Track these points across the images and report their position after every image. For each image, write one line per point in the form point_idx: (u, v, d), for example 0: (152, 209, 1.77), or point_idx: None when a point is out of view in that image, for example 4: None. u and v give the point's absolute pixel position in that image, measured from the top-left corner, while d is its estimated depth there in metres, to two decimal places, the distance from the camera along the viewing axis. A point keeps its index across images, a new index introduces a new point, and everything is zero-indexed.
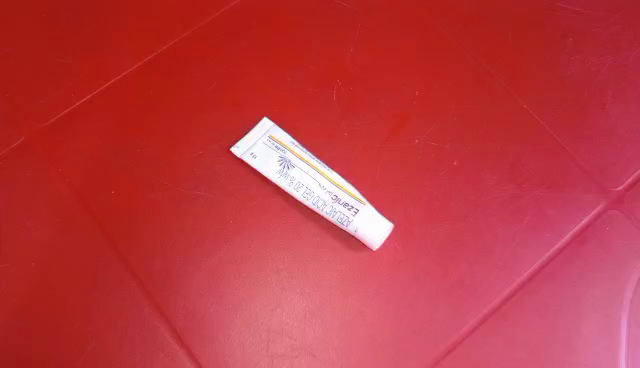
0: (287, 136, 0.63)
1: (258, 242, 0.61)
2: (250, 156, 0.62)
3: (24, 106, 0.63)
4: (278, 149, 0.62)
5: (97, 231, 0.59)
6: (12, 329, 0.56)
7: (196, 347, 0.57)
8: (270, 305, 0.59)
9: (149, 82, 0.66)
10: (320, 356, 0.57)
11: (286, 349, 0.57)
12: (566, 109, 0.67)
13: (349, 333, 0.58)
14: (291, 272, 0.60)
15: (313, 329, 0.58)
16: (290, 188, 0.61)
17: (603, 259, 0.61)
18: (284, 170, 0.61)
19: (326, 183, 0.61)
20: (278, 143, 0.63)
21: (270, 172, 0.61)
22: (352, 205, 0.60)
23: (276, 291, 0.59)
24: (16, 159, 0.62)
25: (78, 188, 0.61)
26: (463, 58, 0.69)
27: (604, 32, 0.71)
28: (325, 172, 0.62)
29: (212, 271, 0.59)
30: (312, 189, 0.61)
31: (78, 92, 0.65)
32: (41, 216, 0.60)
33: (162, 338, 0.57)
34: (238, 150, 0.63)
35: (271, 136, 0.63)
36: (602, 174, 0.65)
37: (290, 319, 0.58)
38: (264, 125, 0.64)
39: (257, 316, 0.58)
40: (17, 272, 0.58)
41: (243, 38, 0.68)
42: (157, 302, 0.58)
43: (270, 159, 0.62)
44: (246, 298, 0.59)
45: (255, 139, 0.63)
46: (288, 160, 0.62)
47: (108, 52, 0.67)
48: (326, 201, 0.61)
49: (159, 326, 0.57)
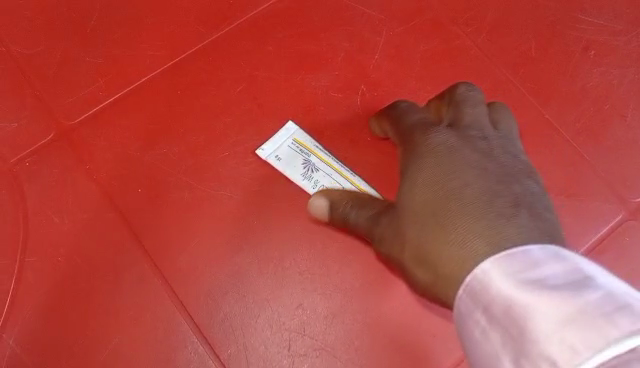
0: (309, 139, 0.82)
1: (279, 246, 0.79)
2: (275, 158, 0.82)
3: (53, 105, 0.83)
4: (303, 153, 0.82)
5: (123, 225, 0.78)
6: (43, 315, 0.74)
7: (221, 345, 0.75)
8: (294, 305, 0.77)
9: (176, 84, 0.84)
10: (338, 355, 0.75)
11: (306, 349, 0.75)
12: (591, 117, 0.85)
13: (366, 333, 0.76)
14: (311, 274, 0.78)
15: (333, 328, 0.76)
16: (314, 188, 0.80)
17: (623, 265, 0.79)
18: (308, 173, 0.81)
19: (349, 185, 0.80)
20: (300, 146, 0.82)
21: (294, 172, 0.81)
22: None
23: (298, 294, 0.77)
24: (49, 154, 0.81)
25: (103, 184, 0.80)
26: (490, 68, 0.88)
27: (626, 45, 0.89)
28: (348, 176, 0.81)
29: (237, 272, 0.77)
30: (334, 191, 0.80)
31: (104, 92, 0.84)
32: (69, 215, 0.78)
33: (187, 336, 0.75)
34: (263, 152, 0.82)
35: (295, 139, 0.82)
36: (623, 186, 0.82)
37: (311, 318, 0.76)
38: (284, 129, 0.83)
39: (280, 315, 0.76)
40: (46, 264, 0.76)
41: (268, 42, 0.87)
42: (181, 300, 0.76)
43: (294, 161, 0.81)
44: (273, 299, 0.77)
45: (280, 142, 0.82)
46: (312, 164, 0.81)
47: (140, 52, 0.86)
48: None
49: (185, 324, 0.75)
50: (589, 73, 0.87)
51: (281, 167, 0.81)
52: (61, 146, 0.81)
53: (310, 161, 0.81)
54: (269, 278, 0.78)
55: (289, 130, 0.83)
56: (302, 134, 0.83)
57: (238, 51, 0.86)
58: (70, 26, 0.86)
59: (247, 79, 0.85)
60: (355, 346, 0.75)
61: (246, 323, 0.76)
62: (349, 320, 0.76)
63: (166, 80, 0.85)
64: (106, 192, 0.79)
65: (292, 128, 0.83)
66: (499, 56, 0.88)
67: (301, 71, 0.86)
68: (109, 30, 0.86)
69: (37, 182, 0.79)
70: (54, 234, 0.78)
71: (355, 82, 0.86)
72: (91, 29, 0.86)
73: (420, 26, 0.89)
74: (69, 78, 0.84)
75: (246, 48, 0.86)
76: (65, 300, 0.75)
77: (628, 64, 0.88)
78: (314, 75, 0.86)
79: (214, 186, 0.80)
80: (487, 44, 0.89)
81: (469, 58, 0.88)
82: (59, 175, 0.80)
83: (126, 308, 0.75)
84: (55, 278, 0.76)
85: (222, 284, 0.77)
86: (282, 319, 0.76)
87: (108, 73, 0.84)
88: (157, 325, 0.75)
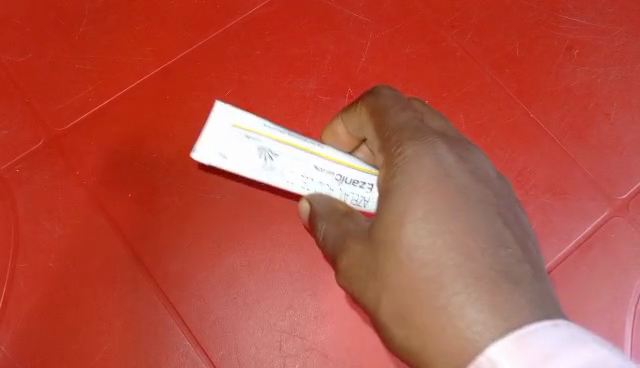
0: (251, 120, 0.69)
1: (270, 247, 0.76)
2: (221, 157, 0.68)
3: (41, 110, 0.78)
4: (251, 139, 0.68)
5: (115, 232, 0.74)
6: (30, 328, 0.70)
7: (210, 348, 0.72)
8: (284, 306, 0.74)
9: (166, 88, 0.80)
10: (329, 356, 0.73)
11: (297, 349, 0.73)
12: (575, 115, 0.85)
13: (357, 334, 0.74)
14: (300, 276, 0.75)
15: (323, 329, 0.74)
16: (283, 180, 0.69)
17: (608, 262, 0.79)
18: (268, 163, 0.69)
19: (321, 162, 0.69)
20: (246, 132, 0.68)
21: (251, 165, 0.68)
22: (366, 182, 0.69)
23: (289, 295, 0.75)
24: (35, 161, 0.76)
25: (93, 191, 0.75)
26: (476, 69, 0.86)
27: (610, 44, 0.89)
28: (314, 149, 0.70)
29: (227, 273, 0.74)
30: (308, 176, 0.69)
31: (93, 97, 0.79)
32: (58, 220, 0.74)
33: (176, 338, 0.71)
34: (205, 156, 0.67)
35: (236, 125, 0.68)
36: (606, 183, 0.82)
37: (301, 319, 0.74)
38: (216, 114, 0.68)
39: (270, 317, 0.74)
40: (33, 272, 0.72)
41: (256, 46, 0.83)
42: (171, 300, 0.72)
43: (246, 153, 0.68)
44: (264, 300, 0.74)
45: (221, 133, 0.68)
46: (269, 150, 0.69)
47: (128, 57, 0.81)
48: (328, 182, 0.69)
49: (176, 325, 0.72)
50: (572, 72, 0.87)
51: (232, 163, 0.68)
52: (53, 152, 0.76)
53: (265, 147, 0.69)
54: (264, 279, 0.75)
55: (223, 114, 0.68)
56: (242, 115, 0.69)
57: (226, 54, 0.82)
58: (50, 26, 0.81)
59: (237, 83, 0.81)
60: (346, 346, 0.74)
61: (235, 326, 0.73)
62: (339, 320, 0.74)
63: (154, 85, 0.80)
64: (98, 200, 0.75)
65: (227, 110, 0.69)
66: (485, 57, 0.87)
67: (290, 74, 0.83)
68: (97, 34, 0.81)
69: (20, 188, 0.74)
70: (44, 241, 0.73)
71: (343, 84, 0.83)
72: (79, 34, 0.81)
73: (409, 28, 0.87)
74: (58, 82, 0.79)
75: (233, 51, 0.83)
76: (49, 311, 0.71)
77: (612, 63, 0.88)
78: (302, 76, 0.83)
79: (203, 190, 0.76)
80: (472, 46, 0.87)
81: (456, 59, 0.86)
82: (51, 181, 0.75)
83: (116, 316, 0.71)
84: (43, 287, 0.71)
85: (215, 282, 0.74)
86: (273, 319, 0.73)
87: (98, 78, 0.79)
88: (145, 328, 0.71)
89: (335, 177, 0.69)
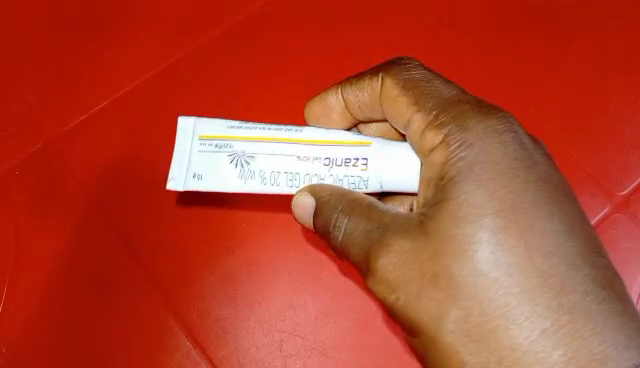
0: (216, 126, 0.55)
1: (271, 247, 0.67)
2: (195, 178, 0.54)
3: (13, 87, 0.70)
4: (221, 147, 0.55)
5: (90, 216, 0.66)
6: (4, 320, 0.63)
7: (210, 349, 0.64)
8: (284, 306, 0.66)
9: (147, 57, 0.71)
10: (331, 356, 0.64)
11: (299, 349, 0.64)
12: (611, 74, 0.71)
13: (360, 333, 0.65)
14: (301, 274, 0.67)
15: (325, 329, 0.65)
16: (268, 184, 0.54)
17: None
18: (245, 169, 0.54)
19: (304, 151, 0.54)
20: (214, 141, 0.55)
21: (229, 179, 0.54)
22: (358, 158, 0.53)
23: (289, 293, 0.66)
24: (6, 142, 0.68)
25: (69, 171, 0.68)
26: None
27: None
28: (290, 137, 0.54)
29: (224, 272, 0.66)
30: (292, 170, 0.54)
31: (69, 71, 0.71)
32: (30, 205, 0.66)
33: (176, 339, 0.64)
34: (177, 183, 0.54)
35: (202, 136, 0.55)
36: None
37: (302, 319, 0.65)
38: (180, 133, 0.55)
39: (271, 316, 0.65)
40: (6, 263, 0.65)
41: (243, 9, 0.73)
42: (158, 293, 0.64)
43: (219, 165, 0.54)
44: (265, 300, 0.66)
45: (188, 151, 0.55)
46: (243, 153, 0.54)
47: (103, 24, 0.72)
48: (318, 172, 0.54)
49: (174, 326, 0.64)
50: None
51: (208, 184, 0.54)
52: (26, 133, 0.69)
53: (239, 152, 0.54)
54: (262, 276, 0.66)
55: (186, 128, 0.55)
56: (209, 124, 0.56)
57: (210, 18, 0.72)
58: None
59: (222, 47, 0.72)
60: (347, 345, 0.64)
61: (237, 326, 0.65)
62: (343, 318, 0.65)
63: (135, 56, 0.71)
64: (75, 181, 0.67)
65: (189, 122, 0.55)
66: None
67: (280, 37, 0.72)
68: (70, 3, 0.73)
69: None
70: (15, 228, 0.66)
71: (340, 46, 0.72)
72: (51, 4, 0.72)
73: None
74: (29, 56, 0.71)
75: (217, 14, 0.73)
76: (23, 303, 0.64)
77: None
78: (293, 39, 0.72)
79: None
80: None
81: None
82: (24, 165, 0.68)
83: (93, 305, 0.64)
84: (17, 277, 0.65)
85: (206, 277, 0.65)
86: (273, 316, 0.65)
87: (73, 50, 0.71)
88: (125, 316, 0.64)
89: (323, 163, 0.54)
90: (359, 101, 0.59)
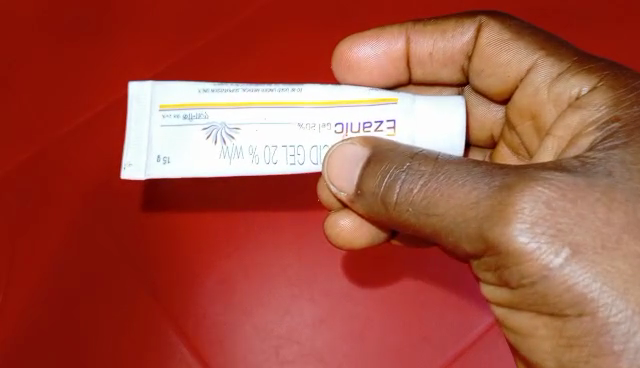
0: (181, 89, 0.40)
1: (266, 249, 0.55)
2: (160, 161, 0.39)
3: None
4: (191, 118, 0.40)
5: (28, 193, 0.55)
6: None
7: (209, 353, 0.52)
8: (280, 311, 0.54)
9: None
10: (330, 363, 0.52)
11: (295, 356, 0.53)
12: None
13: (364, 342, 0.53)
14: (300, 278, 0.54)
15: (323, 336, 0.53)
16: (260, 162, 0.40)
17: None
18: (227, 145, 0.40)
19: (306, 115, 0.40)
20: (183, 110, 0.40)
21: (206, 159, 0.40)
22: (382, 120, 0.40)
23: (285, 298, 0.54)
24: None
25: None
26: None
27: None
28: (287, 98, 0.40)
29: (225, 277, 0.54)
30: (291, 142, 0.40)
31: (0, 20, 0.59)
32: None
33: (170, 343, 0.52)
34: (135, 170, 0.39)
35: (165, 106, 0.40)
36: None
37: (300, 325, 0.53)
38: (133, 101, 0.40)
39: (267, 322, 0.53)
40: None
41: None
42: (117, 286, 0.53)
43: (190, 143, 0.40)
44: (263, 305, 0.54)
45: (145, 128, 0.40)
46: (224, 125, 0.40)
47: None
48: (328, 142, 0.40)
49: (165, 329, 0.53)
50: None
51: (176, 170, 0.40)
52: None
53: (217, 123, 0.40)
54: (239, 285, 0.54)
55: (142, 96, 0.40)
56: (174, 89, 0.40)
57: None
58: None
59: None
60: (343, 351, 0.52)
61: (236, 334, 0.53)
62: (344, 323, 0.53)
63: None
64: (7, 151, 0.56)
65: (145, 88, 0.40)
66: None
67: None
68: None
69: None
70: None
71: None
72: None
73: None
74: None
75: None
76: None
77: None
78: None
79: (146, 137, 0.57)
80: None
81: None
82: None
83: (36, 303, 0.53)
84: None
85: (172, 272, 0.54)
86: (268, 320, 0.53)
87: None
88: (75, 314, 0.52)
89: (334, 130, 0.40)
90: (423, 58, 0.47)
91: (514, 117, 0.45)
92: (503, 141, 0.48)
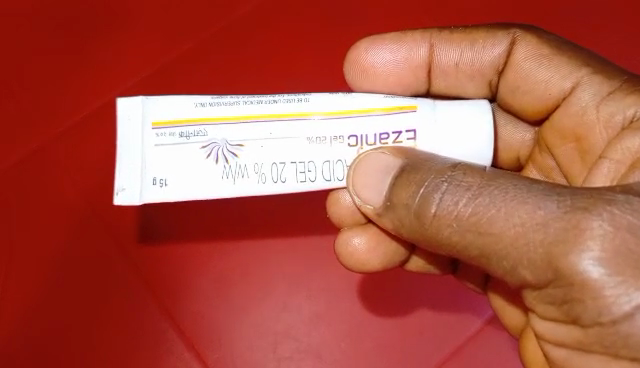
0: (175, 104, 0.36)
1: (260, 241, 0.51)
2: (156, 185, 0.36)
3: None
4: (188, 137, 0.36)
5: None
6: None
7: (205, 349, 0.49)
8: (276, 307, 0.50)
9: None
10: (327, 359, 0.49)
11: (293, 352, 0.49)
12: None
13: (355, 337, 0.50)
14: (297, 276, 0.51)
15: (321, 331, 0.50)
16: (269, 181, 0.36)
17: None
18: (231, 165, 0.36)
19: (316, 129, 0.36)
20: (178, 128, 0.36)
21: (207, 180, 0.36)
22: (400, 131, 0.36)
23: (281, 294, 0.50)
24: None
25: None
26: None
27: None
28: (293, 110, 0.36)
29: (218, 273, 0.50)
30: (302, 158, 0.36)
31: None
32: None
33: (164, 340, 0.49)
34: (129, 196, 0.35)
35: (158, 124, 0.36)
36: None
37: (298, 321, 0.50)
38: (123, 118, 0.36)
39: (264, 318, 0.50)
40: None
41: None
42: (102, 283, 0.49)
43: (189, 163, 0.36)
44: (259, 301, 0.50)
45: (137, 148, 0.36)
46: (225, 142, 0.36)
47: None
48: (341, 157, 0.36)
49: (157, 326, 0.49)
50: None
51: (174, 193, 0.36)
52: None
53: (218, 140, 0.36)
54: (236, 284, 0.50)
55: (132, 113, 0.36)
56: (168, 103, 0.36)
57: None
58: None
59: None
60: (341, 347, 0.49)
61: (232, 329, 0.49)
62: (341, 317, 0.50)
63: None
64: None
65: (136, 103, 0.36)
66: None
67: None
68: None
69: None
70: None
71: None
72: None
73: None
74: None
75: None
76: None
77: None
78: None
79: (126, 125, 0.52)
80: None
81: None
82: None
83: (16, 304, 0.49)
84: None
85: (162, 268, 0.50)
86: (265, 320, 0.50)
87: None
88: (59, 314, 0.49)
89: (348, 143, 0.36)
90: (448, 69, 0.43)
91: (553, 139, 0.42)
92: (534, 165, 0.45)
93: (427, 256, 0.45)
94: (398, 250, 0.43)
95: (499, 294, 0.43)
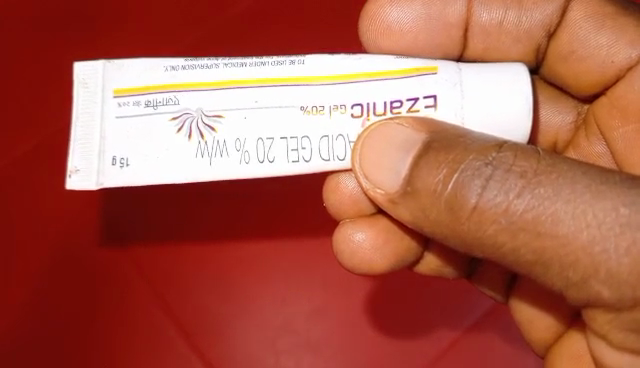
0: (140, 66, 0.29)
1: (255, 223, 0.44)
2: (116, 166, 0.28)
3: None
4: (155, 106, 0.28)
5: None
6: None
7: (201, 340, 0.42)
8: (275, 298, 0.43)
9: None
10: (328, 352, 0.43)
11: (291, 345, 0.43)
12: None
13: (365, 331, 0.43)
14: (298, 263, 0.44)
15: (324, 324, 0.43)
16: (254, 161, 0.28)
17: None
18: (207, 141, 0.28)
19: (312, 96, 0.29)
20: (144, 95, 0.28)
21: (179, 160, 0.28)
22: (417, 97, 0.29)
23: (280, 285, 0.43)
24: None
25: None
26: None
27: None
28: (283, 74, 0.29)
29: (213, 260, 0.44)
30: (295, 132, 0.28)
31: None
32: None
33: (155, 331, 0.42)
34: (83, 179, 0.27)
35: (119, 92, 0.28)
36: None
37: (300, 312, 0.43)
38: (78, 85, 0.29)
39: (262, 308, 0.43)
40: None
41: None
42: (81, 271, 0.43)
43: (156, 139, 0.28)
44: (256, 292, 0.43)
45: (95, 122, 0.28)
46: (200, 113, 0.28)
47: None
48: (344, 131, 0.29)
49: (146, 315, 0.42)
50: None
51: (140, 176, 0.28)
52: None
53: (191, 110, 0.28)
54: (225, 267, 0.44)
55: (90, 80, 0.29)
56: (134, 69, 0.29)
57: None
58: None
59: None
60: (344, 341, 0.43)
61: (228, 319, 0.43)
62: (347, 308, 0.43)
63: None
64: None
65: (96, 68, 0.29)
66: None
67: None
68: None
69: None
70: None
71: None
72: None
73: None
74: None
75: None
76: None
77: None
78: None
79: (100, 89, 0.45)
80: None
81: None
82: None
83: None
84: None
85: (145, 251, 0.44)
86: (263, 309, 0.43)
87: None
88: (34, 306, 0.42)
89: (351, 113, 0.29)
90: (489, 30, 0.34)
91: (608, 119, 0.34)
92: (576, 151, 0.36)
93: (441, 255, 0.37)
94: (409, 247, 0.36)
95: (528, 302, 0.36)
